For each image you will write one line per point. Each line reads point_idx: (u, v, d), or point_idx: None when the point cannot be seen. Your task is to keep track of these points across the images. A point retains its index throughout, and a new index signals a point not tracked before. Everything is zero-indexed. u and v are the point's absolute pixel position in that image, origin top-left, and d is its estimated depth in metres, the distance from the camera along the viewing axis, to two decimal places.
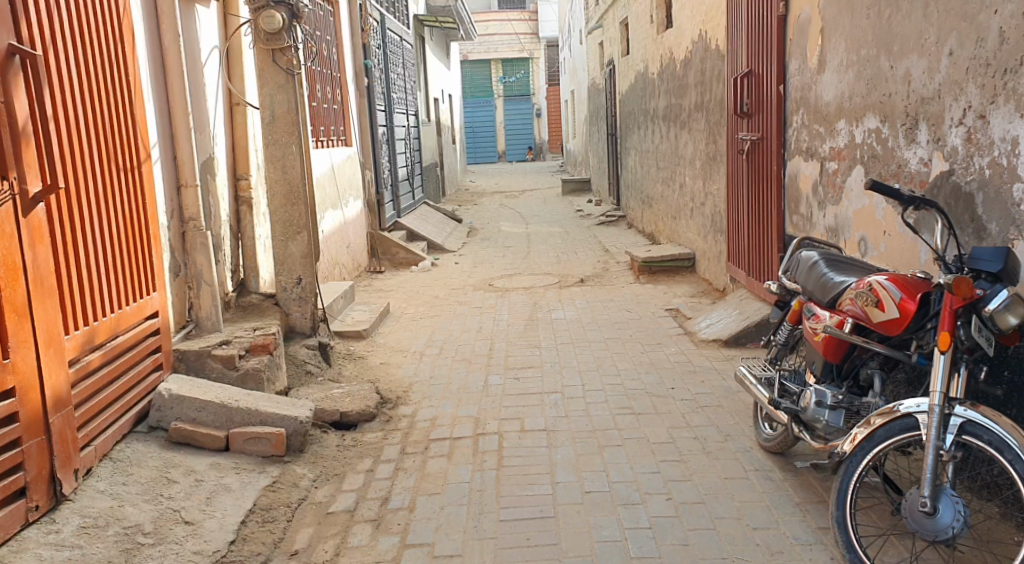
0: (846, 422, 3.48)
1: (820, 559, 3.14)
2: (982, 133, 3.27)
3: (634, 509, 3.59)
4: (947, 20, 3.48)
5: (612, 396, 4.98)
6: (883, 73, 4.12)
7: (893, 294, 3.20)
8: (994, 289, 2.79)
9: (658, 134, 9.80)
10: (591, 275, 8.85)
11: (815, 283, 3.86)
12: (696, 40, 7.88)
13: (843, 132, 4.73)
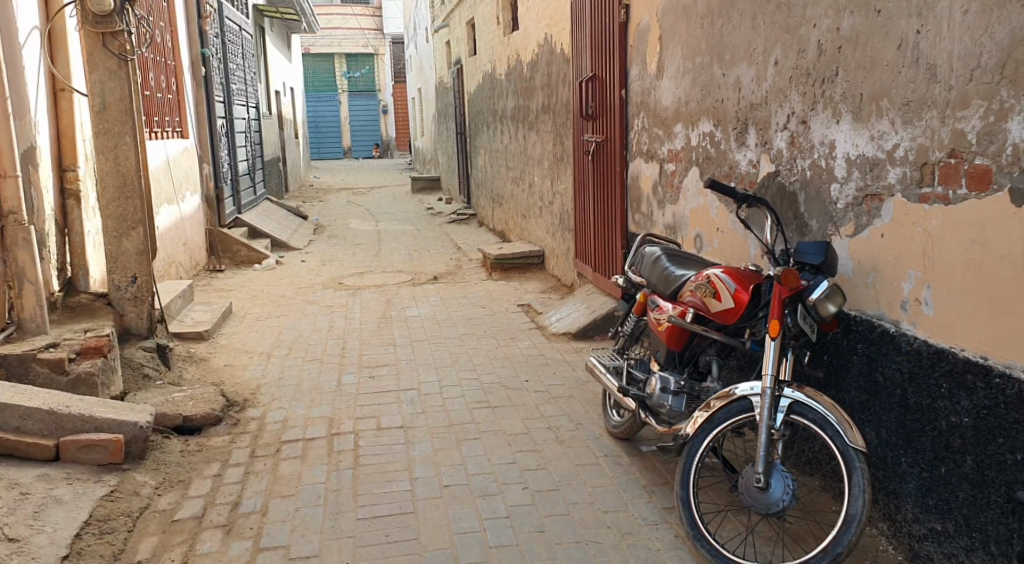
0: (688, 406, 3.72)
1: (665, 538, 3.32)
2: (804, 137, 3.59)
3: (492, 499, 3.65)
4: (772, 32, 3.79)
5: (467, 391, 5.03)
6: (716, 81, 4.42)
7: (728, 285, 3.45)
8: (816, 280, 3.09)
9: (507, 134, 9.98)
10: (443, 272, 8.89)
11: (659, 276, 4.09)
12: (542, 43, 8.08)
13: (680, 135, 5.03)
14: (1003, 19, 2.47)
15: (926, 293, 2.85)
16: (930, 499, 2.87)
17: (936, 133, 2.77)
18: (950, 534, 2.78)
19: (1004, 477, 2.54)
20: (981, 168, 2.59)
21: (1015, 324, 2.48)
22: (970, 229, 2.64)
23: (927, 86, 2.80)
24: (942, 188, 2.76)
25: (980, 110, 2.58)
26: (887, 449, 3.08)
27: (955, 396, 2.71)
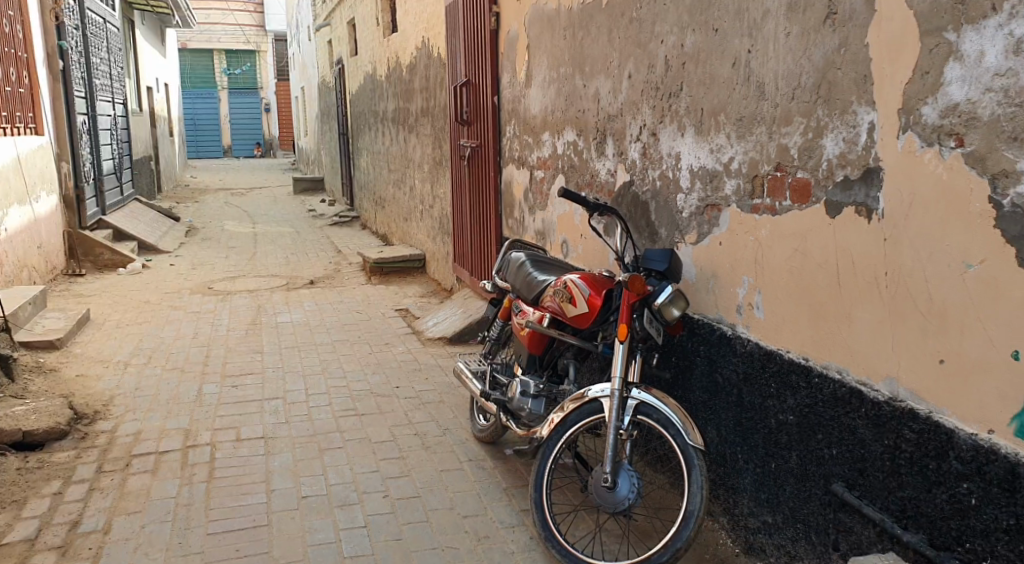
0: (546, 409, 3.79)
1: (520, 540, 3.38)
2: (655, 148, 3.74)
3: (350, 509, 3.61)
4: (626, 46, 3.93)
5: (335, 399, 4.96)
6: (578, 91, 4.54)
7: (583, 290, 3.54)
8: (661, 286, 3.22)
9: (387, 136, 9.90)
10: (321, 277, 8.72)
11: (522, 282, 4.15)
12: (420, 46, 8.06)
13: (547, 143, 5.13)
14: (818, 43, 2.64)
15: (758, 298, 3.02)
16: (762, 492, 3.04)
17: (765, 147, 2.94)
18: (779, 526, 2.95)
19: (822, 470, 2.71)
20: (802, 181, 2.76)
21: (830, 327, 2.66)
22: (793, 238, 2.81)
23: (757, 103, 2.97)
24: (770, 199, 2.93)
25: (800, 127, 2.75)
26: (726, 446, 3.24)
27: (782, 395, 2.89)
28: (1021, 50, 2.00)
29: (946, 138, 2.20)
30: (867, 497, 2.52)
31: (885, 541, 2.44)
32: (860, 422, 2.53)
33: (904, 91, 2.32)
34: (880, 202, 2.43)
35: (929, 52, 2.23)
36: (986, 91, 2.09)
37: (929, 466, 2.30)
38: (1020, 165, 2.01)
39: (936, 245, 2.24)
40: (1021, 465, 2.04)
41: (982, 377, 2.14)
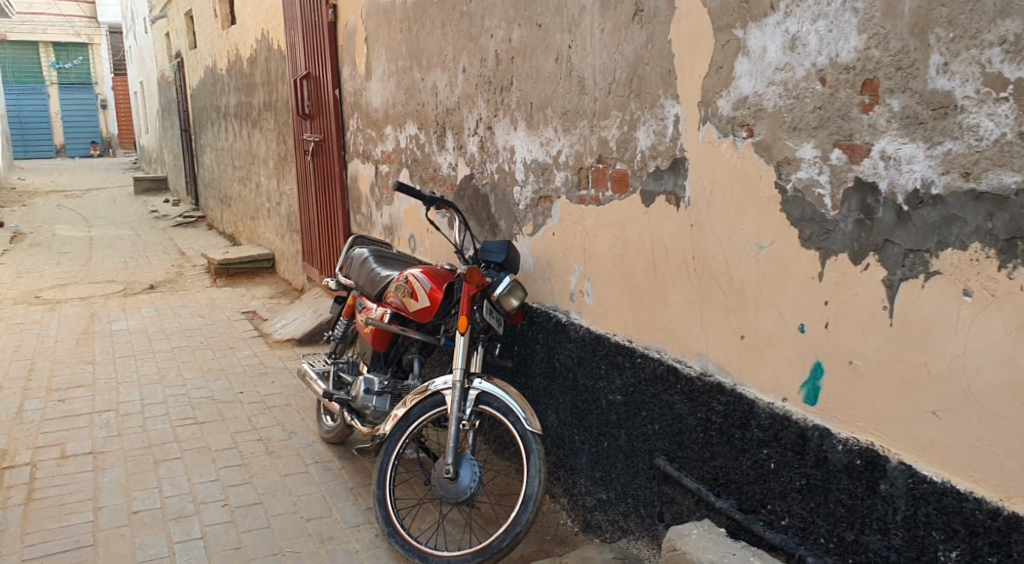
0: (391, 406, 3.75)
1: (365, 539, 3.35)
2: (491, 142, 3.79)
3: (186, 521, 3.45)
4: (459, 40, 3.97)
5: (173, 408, 4.72)
6: (416, 85, 4.53)
7: (424, 285, 3.53)
8: (500, 277, 3.26)
9: (231, 133, 9.51)
10: (162, 281, 8.27)
11: (365, 278, 4.07)
12: (260, 39, 7.80)
13: (390, 137, 5.08)
14: (628, 39, 2.79)
15: (588, 286, 3.13)
16: (597, 471, 3.15)
17: (588, 140, 3.05)
18: (612, 502, 3.08)
19: (647, 445, 2.85)
20: (621, 172, 2.88)
21: (647, 308, 2.80)
22: (615, 226, 2.93)
23: (578, 97, 3.08)
24: (595, 190, 3.04)
25: (617, 121, 2.88)
26: (564, 429, 3.35)
27: (610, 377, 3.01)
28: (796, 47, 2.19)
29: (738, 129, 2.37)
30: (686, 468, 2.67)
31: (702, 509, 2.60)
32: (677, 398, 2.68)
33: (702, 85, 2.49)
34: (686, 191, 2.57)
35: (722, 47, 2.41)
36: (769, 85, 2.27)
37: (735, 435, 2.46)
38: (799, 152, 2.19)
39: (733, 228, 2.40)
40: (809, 429, 2.21)
41: (775, 348, 2.31)
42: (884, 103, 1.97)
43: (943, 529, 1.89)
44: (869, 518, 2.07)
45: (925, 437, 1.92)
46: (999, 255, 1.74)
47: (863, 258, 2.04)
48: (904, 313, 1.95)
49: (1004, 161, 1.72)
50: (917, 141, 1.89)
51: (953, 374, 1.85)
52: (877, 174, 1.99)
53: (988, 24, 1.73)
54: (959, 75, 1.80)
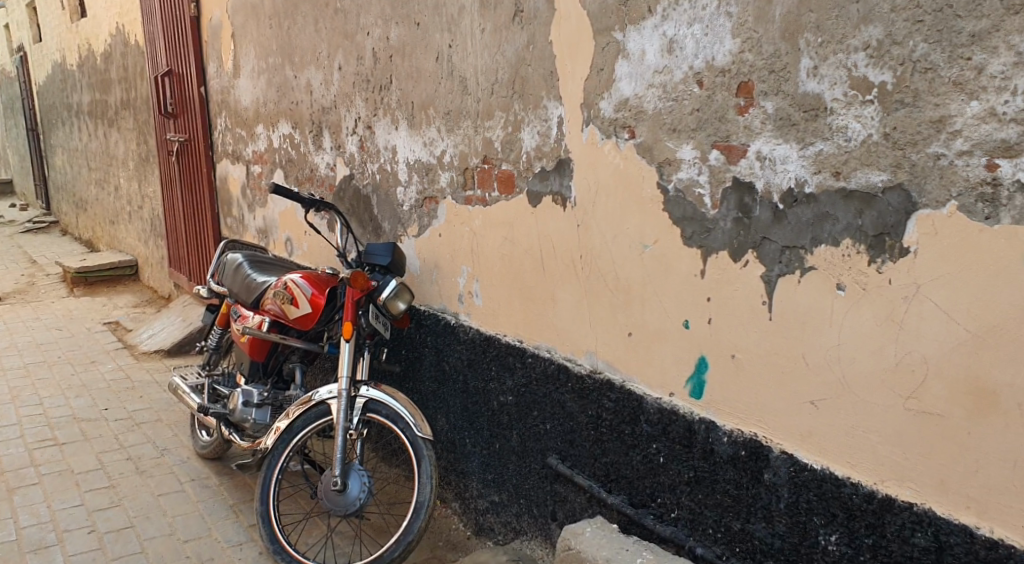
0: (273, 417, 3.59)
1: (248, 558, 3.19)
2: (371, 142, 3.71)
3: (47, 553, 3.18)
4: (333, 37, 3.87)
5: (28, 430, 4.34)
6: (288, 82, 4.37)
7: (305, 290, 3.39)
8: (386, 280, 3.18)
9: (85, 132, 8.89)
10: (10, 292, 7.62)
11: (239, 284, 3.87)
12: (114, 32, 7.33)
13: (262, 136, 4.88)
14: (510, 39, 2.82)
15: (476, 287, 3.16)
16: (489, 473, 3.16)
17: (472, 141, 3.07)
18: (505, 503, 3.08)
19: (539, 445, 2.87)
20: (506, 173, 2.91)
21: (537, 308, 2.83)
22: (502, 227, 2.97)
23: (461, 97, 3.09)
24: (480, 191, 3.06)
25: (501, 121, 2.91)
26: (455, 432, 3.34)
27: (501, 378, 3.03)
28: (673, 49, 2.24)
29: (620, 130, 2.41)
30: (577, 466, 2.71)
31: (594, 506, 2.63)
32: (568, 396, 2.71)
33: (584, 86, 2.53)
34: (572, 191, 2.61)
35: (602, 49, 2.46)
36: (649, 87, 2.32)
37: (625, 431, 2.50)
38: (679, 153, 2.24)
39: (618, 228, 2.44)
40: (696, 422, 2.27)
41: (661, 344, 2.36)
42: (758, 106, 2.04)
43: (822, 514, 1.98)
44: (754, 506, 2.15)
45: (805, 426, 2.00)
46: (868, 251, 1.82)
47: (742, 256, 2.11)
48: (782, 308, 2.03)
49: (870, 161, 1.81)
50: (790, 142, 1.97)
51: (829, 364, 1.93)
52: (753, 173, 2.07)
53: (853, 29, 1.81)
54: (828, 79, 1.88)
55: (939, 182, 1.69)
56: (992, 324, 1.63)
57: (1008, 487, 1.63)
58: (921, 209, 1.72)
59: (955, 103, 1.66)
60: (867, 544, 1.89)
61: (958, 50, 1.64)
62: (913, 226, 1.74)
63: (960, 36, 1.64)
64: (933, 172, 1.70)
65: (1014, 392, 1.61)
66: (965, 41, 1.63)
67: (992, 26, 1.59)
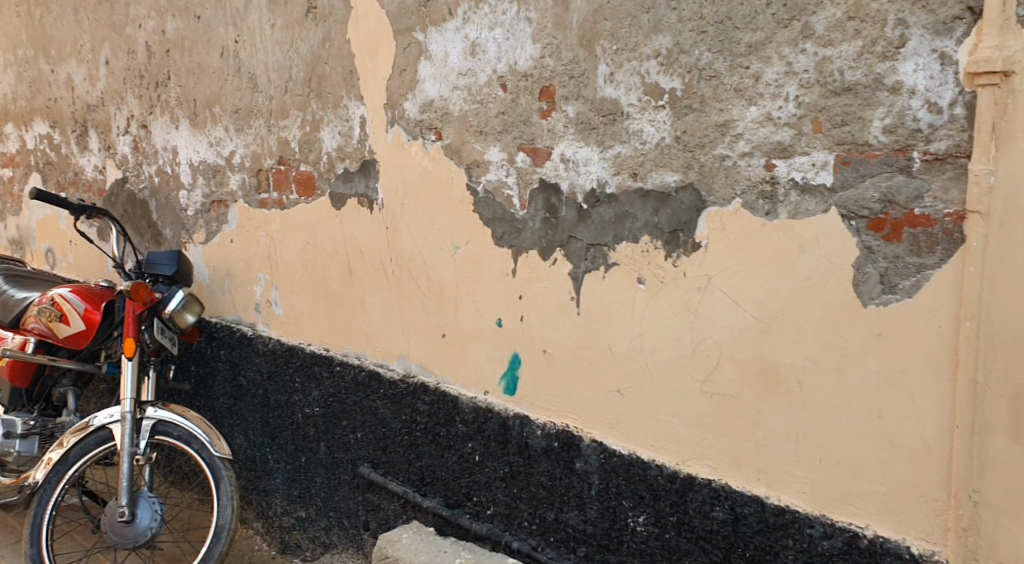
0: (42, 449, 3.16)
1: None
2: (146, 142, 3.44)
3: None
4: (98, 28, 3.55)
5: None
6: (43, 77, 3.93)
7: (77, 306, 3.06)
8: (171, 291, 2.94)
9: None
10: None
11: None
12: None
13: (11, 137, 4.34)
14: (303, 36, 2.77)
15: (275, 294, 3.06)
16: (294, 489, 3.03)
17: (264, 140, 2.95)
18: (312, 518, 2.97)
19: (348, 455, 2.82)
20: (305, 174, 2.85)
21: (345, 313, 2.83)
22: (302, 231, 2.91)
23: (250, 95, 2.97)
24: (277, 193, 2.96)
25: (296, 121, 2.84)
26: (255, 449, 3.18)
27: (306, 389, 2.95)
28: (476, 52, 2.30)
29: (427, 132, 2.46)
30: (391, 472, 2.68)
31: (409, 511, 2.61)
32: (379, 403, 2.70)
33: (387, 87, 2.55)
34: (378, 193, 2.63)
35: (403, 50, 2.49)
36: (454, 89, 2.37)
37: (440, 432, 2.52)
38: (487, 155, 2.31)
39: (429, 229, 2.49)
40: (511, 419, 2.34)
41: (475, 342, 2.43)
42: (560, 110, 2.14)
43: (631, 496, 2.09)
44: (568, 496, 2.22)
45: (612, 414, 2.12)
46: (664, 246, 1.96)
47: (551, 254, 2.20)
48: (589, 302, 2.13)
49: (664, 163, 1.95)
50: (591, 145, 2.08)
51: (633, 354, 2.05)
52: (558, 175, 2.16)
53: (644, 38, 1.94)
54: (624, 84, 2.00)
55: (725, 182, 1.85)
56: (773, 310, 1.80)
57: (791, 458, 1.81)
58: (710, 206, 1.88)
59: (737, 108, 1.82)
60: (672, 521, 2.02)
61: (737, 59, 1.80)
62: (704, 223, 1.89)
63: (738, 47, 1.80)
64: (719, 172, 1.86)
65: (795, 370, 1.78)
66: (744, 51, 1.79)
67: (765, 38, 1.75)
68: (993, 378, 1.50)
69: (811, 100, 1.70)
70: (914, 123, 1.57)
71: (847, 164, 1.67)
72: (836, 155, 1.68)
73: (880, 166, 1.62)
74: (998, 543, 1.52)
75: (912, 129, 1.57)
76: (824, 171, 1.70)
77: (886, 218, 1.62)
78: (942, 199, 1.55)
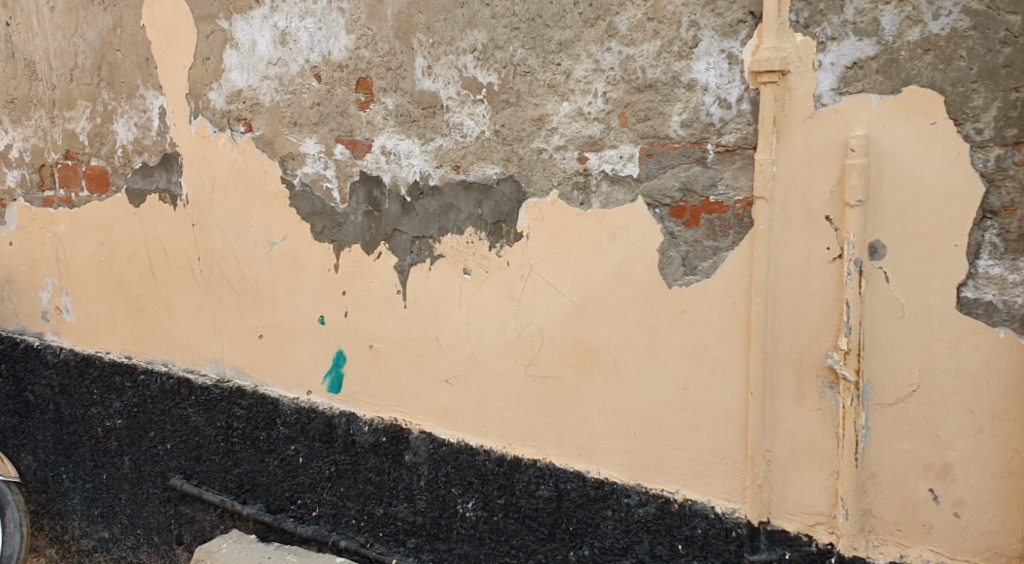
0: None
1: None
2: None
3: None
4: None
5: None
6: None
7: None
8: None
9: None
10: None
11: None
12: None
13: None
14: (90, 21, 2.62)
15: (66, 300, 2.85)
16: (94, 509, 2.81)
17: (48, 134, 2.79)
18: (117, 538, 2.75)
19: (157, 468, 2.64)
20: (98, 170, 2.68)
21: (148, 318, 2.65)
22: (97, 230, 2.73)
23: (29, 83, 2.81)
24: (65, 191, 2.78)
25: (85, 112, 2.68)
26: (47, 470, 2.92)
27: (106, 400, 2.73)
28: (286, 42, 2.24)
29: (236, 123, 2.36)
30: (206, 482, 2.54)
31: (226, 521, 2.48)
32: (191, 410, 2.55)
33: (189, 76, 2.43)
34: (182, 188, 2.50)
35: (206, 38, 2.38)
36: (263, 79, 2.29)
37: (259, 437, 2.43)
38: (303, 148, 2.26)
39: (242, 226, 2.40)
40: (335, 417, 2.29)
41: (296, 341, 2.36)
42: (378, 102, 2.13)
43: (459, 484, 2.11)
44: (396, 489, 2.21)
45: (441, 404, 2.14)
46: (488, 237, 2.01)
47: (374, 248, 2.19)
48: (414, 295, 2.14)
49: (484, 156, 2.00)
50: (412, 138, 2.09)
51: (460, 343, 2.09)
52: (379, 168, 2.15)
53: (460, 32, 1.98)
54: (441, 78, 2.03)
55: (543, 174, 1.92)
56: (590, 294, 1.89)
57: (609, 433, 1.91)
58: (530, 198, 1.95)
59: (551, 103, 1.89)
60: (500, 504, 2.05)
61: (549, 56, 1.88)
62: (525, 214, 1.96)
63: (550, 43, 1.87)
64: (537, 165, 1.93)
65: (610, 349, 1.88)
66: (555, 48, 1.87)
67: (574, 36, 1.84)
68: (780, 347, 1.67)
69: (618, 96, 1.81)
70: (707, 118, 1.71)
71: (652, 156, 1.79)
72: (642, 148, 1.80)
73: (678, 158, 1.76)
74: (787, 494, 1.69)
75: (706, 123, 1.72)
76: (630, 162, 1.81)
77: (686, 206, 1.75)
78: (733, 187, 1.70)
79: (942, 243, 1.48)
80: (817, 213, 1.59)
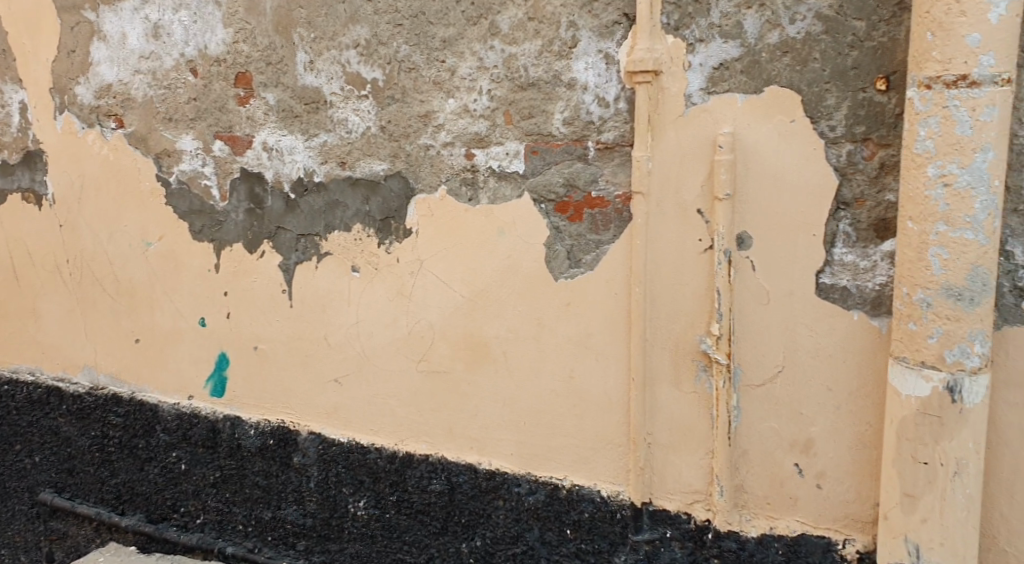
0: None
1: None
2: None
3: None
4: None
5: None
6: None
7: None
8: None
9: None
10: None
11: None
12: None
13: None
14: None
15: None
16: None
17: None
18: None
19: (25, 483, 2.50)
20: None
21: (13, 326, 2.53)
22: None
23: None
24: None
25: None
26: None
27: None
28: (159, 35, 2.16)
29: (106, 119, 2.26)
30: (80, 495, 2.42)
31: (103, 535, 2.37)
32: (62, 420, 2.43)
33: (52, 69, 2.31)
34: (48, 186, 2.38)
35: (70, 29, 2.26)
36: (135, 72, 2.20)
37: (138, 445, 2.33)
38: (180, 145, 2.19)
39: (116, 226, 2.30)
40: (220, 421, 2.24)
41: (175, 344, 2.28)
42: (258, 97, 2.08)
43: (350, 483, 2.09)
44: (284, 491, 2.17)
45: (330, 403, 2.12)
46: (376, 234, 2.01)
47: (258, 247, 2.14)
48: (300, 293, 2.11)
49: (370, 151, 1.99)
50: (295, 133, 2.06)
51: (349, 342, 2.08)
52: (261, 164, 2.11)
53: (342, 28, 1.97)
54: (324, 73, 2.00)
55: (430, 170, 1.94)
56: (479, 289, 1.92)
57: (499, 424, 1.95)
58: (418, 194, 1.96)
59: (436, 99, 1.91)
60: (392, 501, 2.05)
61: (433, 53, 1.89)
62: (413, 210, 1.97)
63: (433, 40, 1.89)
64: (424, 161, 1.94)
65: (499, 341, 1.92)
66: (438, 45, 1.89)
67: (457, 34, 1.87)
68: (658, 335, 1.74)
69: (502, 94, 1.85)
70: (587, 116, 1.77)
71: (536, 153, 1.83)
72: (526, 145, 1.84)
73: (562, 154, 1.81)
74: (667, 475, 1.77)
75: (586, 121, 1.78)
76: (516, 159, 1.85)
77: (570, 201, 1.81)
78: (612, 182, 1.76)
79: (804, 233, 1.58)
80: (690, 206, 1.67)
